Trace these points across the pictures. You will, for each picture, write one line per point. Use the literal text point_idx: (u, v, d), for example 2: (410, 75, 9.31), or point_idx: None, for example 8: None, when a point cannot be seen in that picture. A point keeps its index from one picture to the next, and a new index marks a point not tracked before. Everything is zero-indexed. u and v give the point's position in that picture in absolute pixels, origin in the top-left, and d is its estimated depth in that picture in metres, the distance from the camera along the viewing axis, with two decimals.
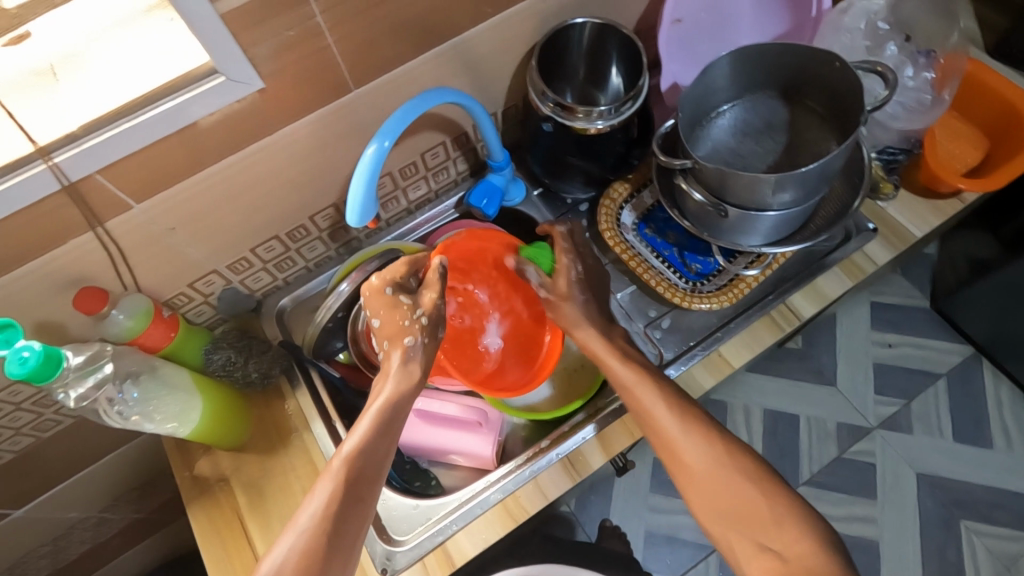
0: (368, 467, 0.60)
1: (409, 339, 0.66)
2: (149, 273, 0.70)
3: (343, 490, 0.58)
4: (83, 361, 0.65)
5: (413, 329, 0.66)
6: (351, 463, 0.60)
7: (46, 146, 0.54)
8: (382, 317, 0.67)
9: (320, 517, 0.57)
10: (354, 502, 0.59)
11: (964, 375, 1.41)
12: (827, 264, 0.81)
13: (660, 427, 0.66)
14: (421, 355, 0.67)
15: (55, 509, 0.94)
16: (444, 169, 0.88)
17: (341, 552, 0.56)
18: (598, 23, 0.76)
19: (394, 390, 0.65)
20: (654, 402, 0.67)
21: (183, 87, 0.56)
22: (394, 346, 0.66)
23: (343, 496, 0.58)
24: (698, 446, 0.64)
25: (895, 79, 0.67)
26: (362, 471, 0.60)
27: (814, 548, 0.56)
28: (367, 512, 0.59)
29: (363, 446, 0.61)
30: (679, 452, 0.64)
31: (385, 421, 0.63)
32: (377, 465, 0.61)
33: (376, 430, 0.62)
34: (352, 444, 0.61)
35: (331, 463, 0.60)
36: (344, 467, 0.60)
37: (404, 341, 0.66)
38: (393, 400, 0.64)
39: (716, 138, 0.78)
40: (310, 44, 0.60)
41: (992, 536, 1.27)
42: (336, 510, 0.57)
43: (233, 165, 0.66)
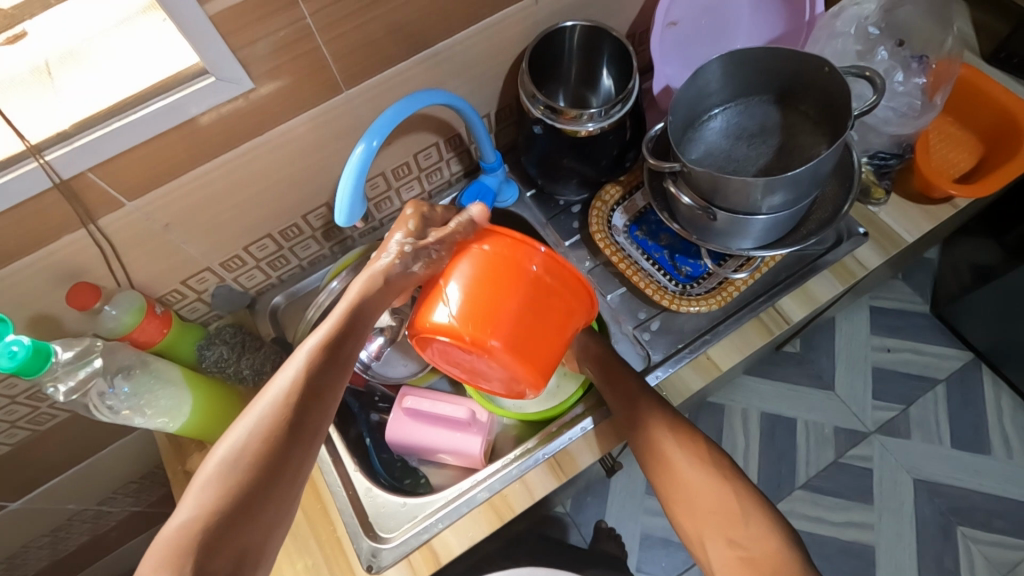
0: (330, 360, 0.60)
1: (416, 265, 0.64)
2: (142, 269, 0.71)
3: (303, 387, 0.58)
4: (73, 356, 0.65)
5: (405, 248, 0.64)
6: (313, 359, 0.59)
7: (38, 143, 0.55)
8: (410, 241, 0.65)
9: (277, 413, 0.57)
10: (312, 399, 0.58)
11: (963, 381, 1.40)
12: (818, 267, 0.81)
13: (655, 441, 0.68)
14: (403, 272, 0.64)
15: (52, 501, 0.95)
16: (437, 170, 0.89)
17: (300, 442, 0.57)
18: (588, 26, 0.76)
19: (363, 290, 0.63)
20: (652, 415, 0.69)
21: (175, 86, 0.58)
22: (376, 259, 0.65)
23: (301, 391, 0.58)
24: (689, 458, 0.67)
25: (883, 84, 0.67)
26: (323, 364, 0.59)
27: (777, 546, 0.61)
28: (329, 407, 0.59)
29: (325, 344, 0.60)
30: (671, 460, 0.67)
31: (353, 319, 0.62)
32: (339, 359, 0.60)
33: (342, 327, 0.61)
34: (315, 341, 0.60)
35: (292, 359, 0.60)
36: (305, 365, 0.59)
37: (387, 255, 0.65)
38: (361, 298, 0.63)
39: (707, 141, 0.79)
40: (300, 45, 0.61)
41: (989, 543, 1.27)
42: (294, 405, 0.57)
43: (226, 164, 0.67)
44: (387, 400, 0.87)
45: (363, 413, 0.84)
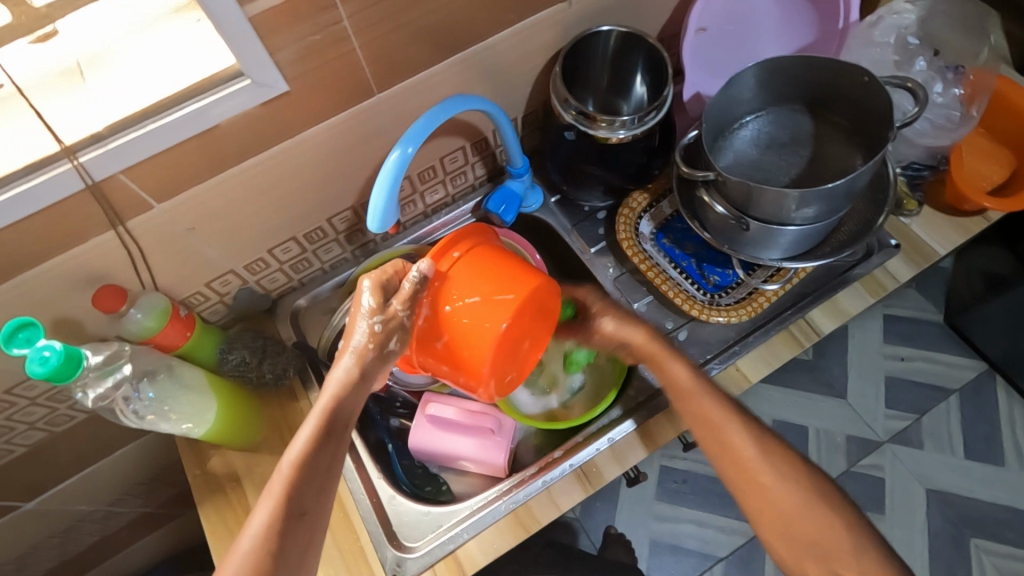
0: (310, 474, 0.58)
1: (396, 343, 0.60)
2: (167, 271, 0.70)
3: (286, 509, 0.57)
4: (102, 361, 0.64)
5: (384, 329, 0.59)
6: (297, 474, 0.58)
7: (72, 145, 0.54)
8: (382, 323, 0.59)
9: (267, 535, 0.56)
10: (296, 520, 0.57)
11: (977, 392, 1.39)
12: (849, 278, 0.79)
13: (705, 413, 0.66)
14: (381, 357, 0.60)
15: (64, 501, 0.94)
16: (462, 174, 0.88)
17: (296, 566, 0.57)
18: (624, 31, 0.75)
19: (340, 391, 0.60)
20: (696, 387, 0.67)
21: (209, 89, 0.57)
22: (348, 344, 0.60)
23: (286, 516, 0.57)
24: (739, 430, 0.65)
25: (925, 97, 0.66)
26: (306, 482, 0.58)
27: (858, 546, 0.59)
28: (317, 521, 0.59)
29: (308, 453, 0.58)
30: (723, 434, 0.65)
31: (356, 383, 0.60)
32: (322, 469, 0.59)
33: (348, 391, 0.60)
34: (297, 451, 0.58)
35: (279, 472, 0.58)
36: (291, 476, 0.58)
37: (360, 340, 0.59)
38: (341, 398, 0.60)
39: (738, 149, 0.78)
40: (335, 48, 0.60)
41: (1002, 555, 1.26)
42: (280, 530, 0.56)
43: (254, 167, 0.66)
44: (408, 406, 0.87)
45: (382, 419, 0.84)
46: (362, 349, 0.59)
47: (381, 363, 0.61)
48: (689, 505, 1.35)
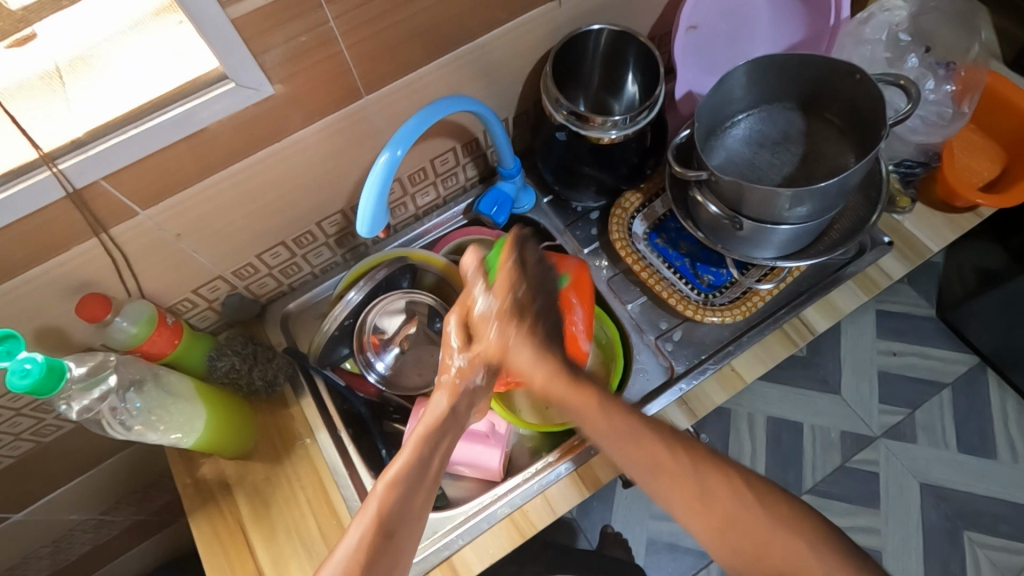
0: (406, 490, 0.58)
1: (480, 378, 0.65)
2: (154, 279, 0.69)
3: (381, 527, 0.56)
4: (86, 372, 0.63)
5: (470, 363, 0.64)
6: (392, 489, 0.57)
7: (51, 152, 0.53)
8: (468, 359, 0.64)
9: (363, 550, 0.54)
10: (389, 538, 0.56)
11: (969, 385, 1.40)
12: (842, 277, 0.79)
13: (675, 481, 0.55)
14: (466, 393, 0.65)
15: (54, 512, 0.93)
16: (453, 175, 0.86)
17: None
18: (615, 29, 0.74)
19: (434, 422, 0.62)
20: None
21: (193, 92, 0.56)
22: (441, 381, 0.65)
23: (379, 534, 0.56)
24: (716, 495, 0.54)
25: (917, 94, 0.66)
26: (403, 498, 0.57)
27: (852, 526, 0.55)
28: (406, 543, 0.57)
29: (410, 468, 0.59)
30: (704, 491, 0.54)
31: (440, 433, 0.62)
32: (417, 489, 0.58)
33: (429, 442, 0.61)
34: (397, 467, 0.59)
35: (374, 489, 0.58)
36: (384, 494, 0.57)
37: (449, 374, 0.65)
38: (436, 427, 0.62)
39: (731, 148, 0.77)
40: (323, 50, 0.59)
41: (996, 548, 1.27)
42: (375, 547, 0.55)
43: (241, 171, 0.64)
44: (402, 410, 0.84)
45: (375, 424, 0.82)
46: (452, 383, 0.64)
47: (468, 400, 0.65)
48: None
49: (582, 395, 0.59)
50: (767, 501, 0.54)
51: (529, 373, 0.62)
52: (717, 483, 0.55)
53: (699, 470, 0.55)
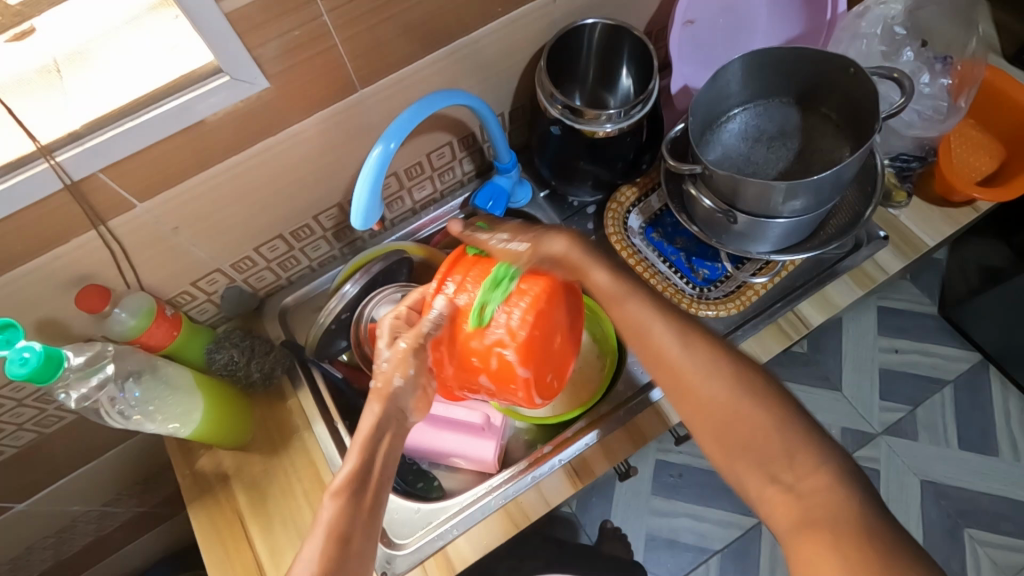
0: (353, 496, 0.58)
1: (401, 377, 0.66)
2: (151, 271, 0.70)
3: (334, 535, 0.56)
4: (84, 362, 0.64)
5: (392, 363, 0.66)
6: (340, 496, 0.58)
7: (49, 144, 0.53)
8: (390, 358, 0.67)
9: (321, 561, 0.54)
10: (344, 545, 0.56)
11: (971, 383, 1.39)
12: (837, 271, 0.79)
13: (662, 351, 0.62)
14: (396, 397, 0.66)
15: (57, 503, 0.94)
16: (450, 170, 0.87)
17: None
18: (610, 24, 0.74)
19: (370, 429, 0.63)
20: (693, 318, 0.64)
21: (187, 85, 0.56)
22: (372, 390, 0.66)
23: (334, 541, 0.56)
24: (688, 353, 0.61)
25: (912, 87, 0.66)
26: (350, 504, 0.58)
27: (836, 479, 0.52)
28: (364, 548, 0.57)
29: (353, 475, 0.60)
30: (683, 372, 0.60)
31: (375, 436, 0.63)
32: (365, 493, 0.59)
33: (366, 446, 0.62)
34: (341, 475, 0.60)
35: (323, 503, 0.58)
36: (334, 503, 0.58)
37: (377, 381, 0.66)
38: (372, 431, 0.63)
39: (726, 142, 0.77)
40: (317, 43, 0.59)
41: (996, 545, 1.26)
42: (331, 555, 0.55)
43: (238, 164, 0.65)
44: None
45: None
46: (378, 388, 0.66)
47: (396, 403, 0.66)
48: (684, 498, 1.35)
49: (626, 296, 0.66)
50: (761, 401, 0.57)
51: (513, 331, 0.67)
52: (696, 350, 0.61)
53: (684, 336, 0.62)
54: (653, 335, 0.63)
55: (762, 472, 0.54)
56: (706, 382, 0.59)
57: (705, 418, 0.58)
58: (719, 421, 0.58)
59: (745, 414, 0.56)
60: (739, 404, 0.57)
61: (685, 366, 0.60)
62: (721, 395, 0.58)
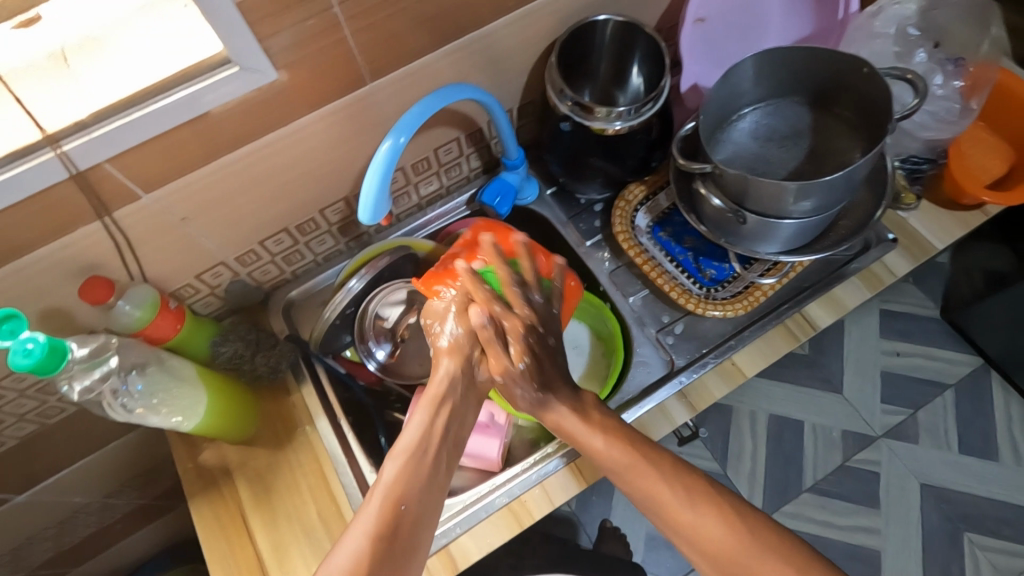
0: (420, 460, 0.59)
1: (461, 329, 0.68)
2: (156, 262, 0.69)
3: (393, 498, 0.56)
4: (88, 354, 0.63)
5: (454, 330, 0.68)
6: (406, 459, 0.59)
7: (55, 134, 0.53)
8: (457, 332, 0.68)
9: (378, 527, 0.53)
10: (400, 510, 0.55)
11: (972, 387, 1.39)
12: (846, 273, 0.79)
13: (653, 491, 0.58)
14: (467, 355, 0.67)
15: (58, 494, 0.94)
16: (457, 165, 0.87)
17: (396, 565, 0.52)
18: (621, 21, 0.74)
19: (441, 390, 0.65)
20: (665, 489, 0.58)
21: (197, 76, 0.55)
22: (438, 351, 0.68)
23: (392, 504, 0.55)
24: (701, 518, 0.56)
25: (926, 88, 0.65)
26: (414, 466, 0.58)
27: None
28: (419, 516, 0.56)
29: (421, 440, 0.61)
30: (683, 522, 0.56)
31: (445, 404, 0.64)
32: (430, 459, 0.60)
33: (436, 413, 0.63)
34: (408, 439, 0.61)
35: (389, 463, 0.59)
36: (399, 462, 0.58)
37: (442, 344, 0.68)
38: (444, 394, 0.65)
39: (736, 141, 0.77)
40: (328, 35, 0.58)
41: (996, 550, 1.26)
42: (389, 520, 0.54)
43: (245, 156, 0.64)
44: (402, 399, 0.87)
45: (378, 413, 0.84)
46: (451, 347, 0.67)
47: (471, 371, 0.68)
48: None
49: (595, 436, 0.62)
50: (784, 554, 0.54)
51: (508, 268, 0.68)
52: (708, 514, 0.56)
53: (692, 498, 0.57)
54: (658, 494, 0.58)
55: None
56: (718, 526, 0.55)
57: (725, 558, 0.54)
58: (724, 561, 0.54)
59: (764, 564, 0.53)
60: (762, 557, 0.53)
61: (696, 525, 0.56)
62: (736, 549, 0.54)
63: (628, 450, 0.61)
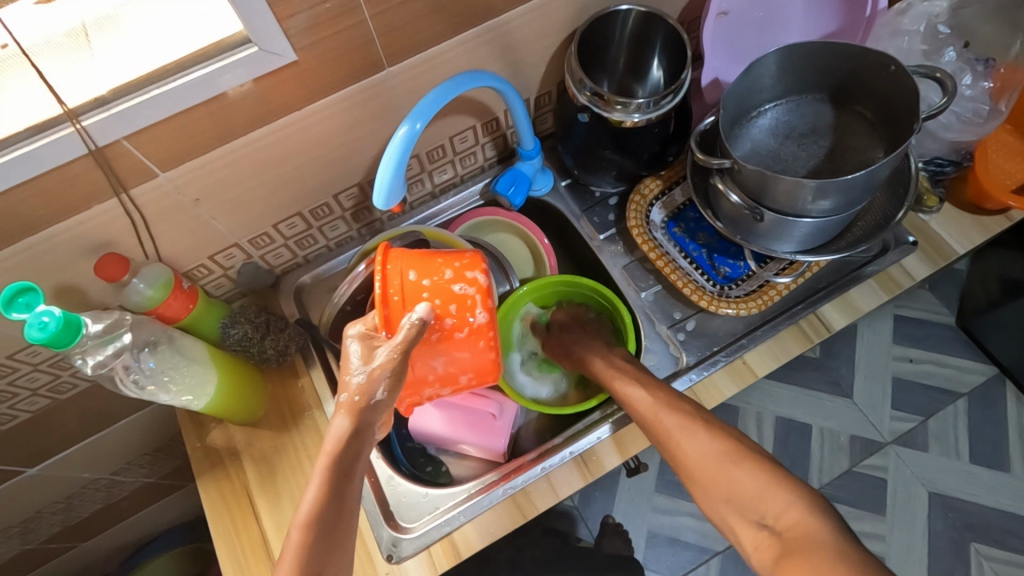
0: (323, 528, 0.54)
1: (384, 392, 0.56)
2: (171, 242, 0.70)
3: (301, 569, 0.52)
4: (102, 329, 0.64)
5: (369, 378, 0.55)
6: (308, 530, 0.53)
7: (75, 109, 0.53)
8: (366, 373, 0.55)
9: None
10: None
11: (985, 396, 1.37)
12: (864, 275, 0.77)
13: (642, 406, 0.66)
14: (370, 409, 0.56)
15: (68, 469, 0.95)
16: (472, 155, 0.86)
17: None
18: (643, 11, 0.73)
19: (337, 448, 0.56)
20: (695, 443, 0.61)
21: (216, 55, 0.55)
22: (338, 402, 0.56)
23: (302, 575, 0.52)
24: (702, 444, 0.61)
25: (954, 88, 0.64)
26: (319, 534, 0.53)
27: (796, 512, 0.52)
28: (337, 572, 0.54)
29: (323, 503, 0.55)
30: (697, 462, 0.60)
31: (343, 461, 0.56)
32: (335, 524, 0.55)
33: (332, 472, 0.55)
34: (307, 505, 0.54)
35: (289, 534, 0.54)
36: (303, 535, 0.53)
37: (347, 393, 0.56)
38: (340, 454, 0.56)
39: (756, 138, 0.76)
40: (347, 18, 0.58)
41: (1002, 561, 1.25)
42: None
43: (261, 137, 0.64)
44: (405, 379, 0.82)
45: None
46: (349, 403, 0.55)
47: (373, 416, 0.57)
48: (689, 498, 1.35)
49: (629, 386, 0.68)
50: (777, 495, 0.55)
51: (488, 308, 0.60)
52: (698, 437, 0.61)
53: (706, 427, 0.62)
54: (686, 449, 0.61)
55: (749, 522, 0.55)
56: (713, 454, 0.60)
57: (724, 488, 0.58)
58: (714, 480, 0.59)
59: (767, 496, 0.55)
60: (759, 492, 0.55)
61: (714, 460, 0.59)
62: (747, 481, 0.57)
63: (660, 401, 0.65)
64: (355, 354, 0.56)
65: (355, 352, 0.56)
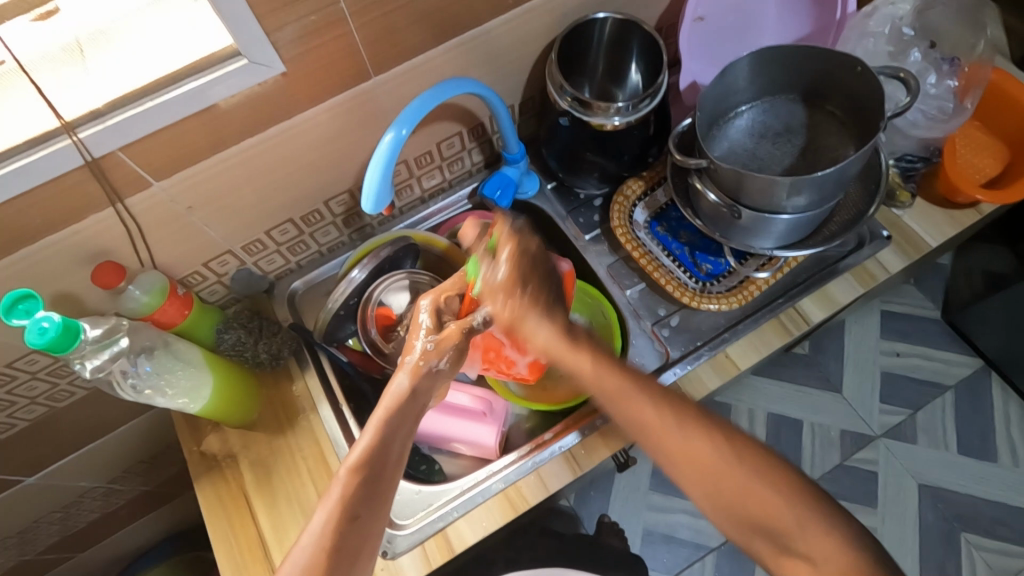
0: (368, 478, 0.59)
1: (445, 362, 0.67)
2: (165, 250, 0.71)
3: (342, 513, 0.57)
4: (100, 334, 0.65)
5: (438, 347, 0.67)
6: (355, 474, 0.59)
7: (71, 121, 0.55)
8: (437, 339, 0.67)
9: (328, 532, 0.57)
10: (350, 523, 0.57)
11: (972, 388, 1.40)
12: (839, 269, 0.80)
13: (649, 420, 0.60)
14: (429, 375, 0.66)
15: (66, 477, 0.96)
16: (459, 160, 0.88)
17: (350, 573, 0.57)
18: (619, 18, 0.76)
19: (394, 404, 0.63)
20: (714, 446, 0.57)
21: (207, 67, 0.57)
22: (404, 363, 0.66)
23: (342, 520, 0.57)
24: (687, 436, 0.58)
25: (917, 87, 0.66)
26: (364, 484, 0.59)
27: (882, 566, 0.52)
28: (372, 527, 0.59)
29: (374, 451, 0.60)
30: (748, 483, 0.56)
31: (405, 410, 0.63)
32: (379, 477, 0.59)
33: (390, 422, 0.61)
34: (357, 452, 0.60)
35: (337, 475, 0.59)
36: (350, 478, 0.59)
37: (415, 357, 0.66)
38: (397, 407, 0.62)
39: (733, 139, 0.78)
40: (333, 29, 0.60)
41: (992, 550, 1.27)
42: (337, 535, 0.57)
43: (253, 147, 0.66)
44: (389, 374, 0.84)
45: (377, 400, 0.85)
46: (415, 365, 0.65)
47: (430, 383, 0.66)
48: (682, 494, 1.37)
49: (582, 355, 0.63)
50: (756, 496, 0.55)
51: (548, 343, 0.65)
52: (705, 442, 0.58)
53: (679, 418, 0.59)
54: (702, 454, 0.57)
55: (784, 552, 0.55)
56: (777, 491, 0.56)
57: (696, 472, 0.58)
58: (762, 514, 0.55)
59: (750, 489, 0.56)
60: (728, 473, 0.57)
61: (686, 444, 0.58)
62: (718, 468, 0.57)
63: (605, 370, 0.62)
64: (423, 318, 0.69)
65: (423, 319, 0.69)
